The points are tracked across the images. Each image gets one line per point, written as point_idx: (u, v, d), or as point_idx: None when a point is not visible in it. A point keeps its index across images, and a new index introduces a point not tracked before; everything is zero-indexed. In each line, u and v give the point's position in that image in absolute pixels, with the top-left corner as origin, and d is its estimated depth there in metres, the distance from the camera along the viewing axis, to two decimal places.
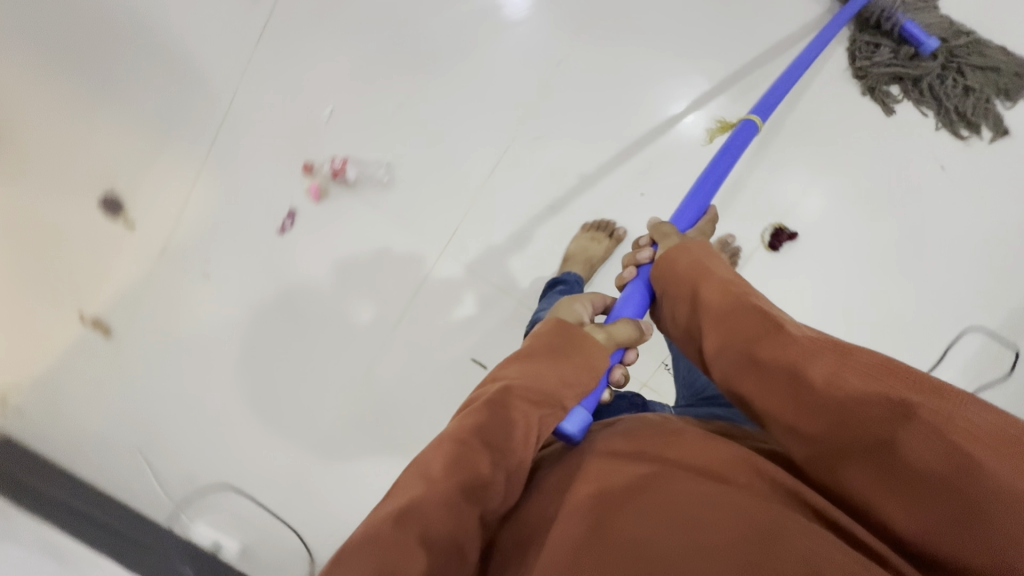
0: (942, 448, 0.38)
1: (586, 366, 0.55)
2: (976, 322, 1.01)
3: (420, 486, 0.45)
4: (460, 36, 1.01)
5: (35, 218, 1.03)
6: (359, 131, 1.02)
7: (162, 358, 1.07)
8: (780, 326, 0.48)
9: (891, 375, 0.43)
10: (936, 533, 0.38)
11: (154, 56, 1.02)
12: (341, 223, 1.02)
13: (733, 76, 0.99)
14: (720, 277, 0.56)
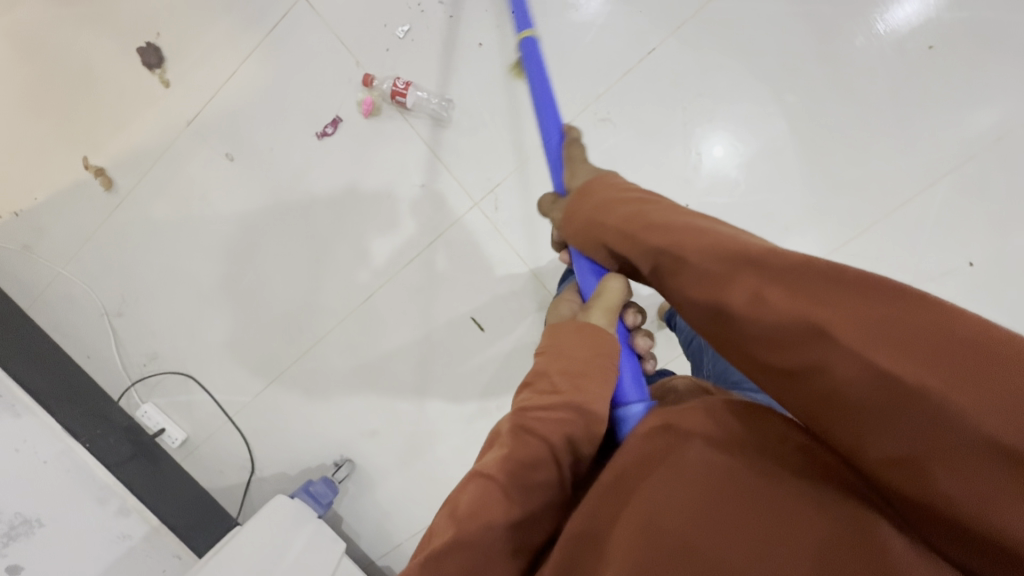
0: (868, 374, 0.31)
1: (599, 371, 0.54)
2: None
3: (449, 528, 0.45)
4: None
5: (69, 46, 0.96)
6: (426, 57, 0.95)
7: (157, 228, 1.01)
8: (672, 254, 0.44)
9: (816, 282, 0.34)
10: (913, 463, 0.30)
11: None
12: (384, 146, 0.96)
13: (816, 117, 0.93)
14: (618, 213, 0.53)
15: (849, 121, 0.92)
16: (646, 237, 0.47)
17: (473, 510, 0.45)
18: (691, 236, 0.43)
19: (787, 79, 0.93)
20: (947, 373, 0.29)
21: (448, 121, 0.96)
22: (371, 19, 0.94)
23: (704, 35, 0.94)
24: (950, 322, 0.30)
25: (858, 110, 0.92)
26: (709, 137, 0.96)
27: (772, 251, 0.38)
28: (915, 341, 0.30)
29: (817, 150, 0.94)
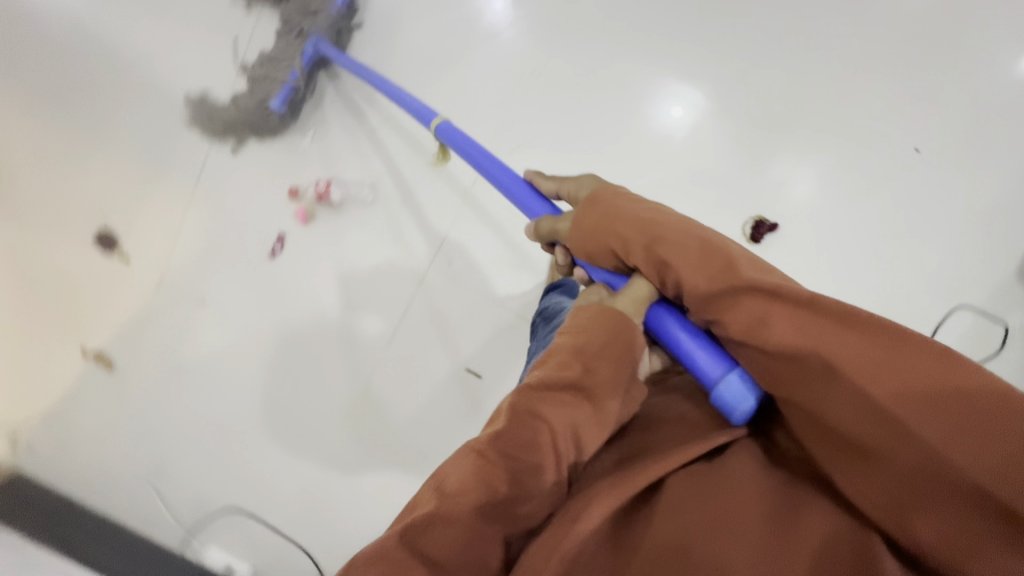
0: (868, 408, 0.41)
1: (613, 358, 0.53)
2: (962, 301, 0.95)
3: (433, 500, 0.47)
4: (438, 57, 1.06)
5: (31, 258, 1.03)
6: (341, 154, 1.05)
7: (166, 384, 1.07)
8: (684, 273, 0.53)
9: (835, 326, 0.44)
10: (881, 476, 0.40)
11: (137, 93, 1.04)
12: (333, 242, 1.03)
13: (699, 78, 1.00)
14: (630, 226, 0.58)
15: (719, 73, 1.00)
16: (659, 251, 0.55)
17: (459, 488, 0.47)
18: (697, 266, 0.53)
19: (663, 54, 1.01)
20: (919, 411, 0.39)
21: (373, 200, 1.04)
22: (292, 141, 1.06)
23: (572, 44, 1.03)
24: (936, 372, 0.39)
25: (722, 59, 1.00)
26: (608, 132, 1.03)
27: (786, 285, 0.47)
28: (898, 382, 0.40)
29: (705, 104, 1.01)
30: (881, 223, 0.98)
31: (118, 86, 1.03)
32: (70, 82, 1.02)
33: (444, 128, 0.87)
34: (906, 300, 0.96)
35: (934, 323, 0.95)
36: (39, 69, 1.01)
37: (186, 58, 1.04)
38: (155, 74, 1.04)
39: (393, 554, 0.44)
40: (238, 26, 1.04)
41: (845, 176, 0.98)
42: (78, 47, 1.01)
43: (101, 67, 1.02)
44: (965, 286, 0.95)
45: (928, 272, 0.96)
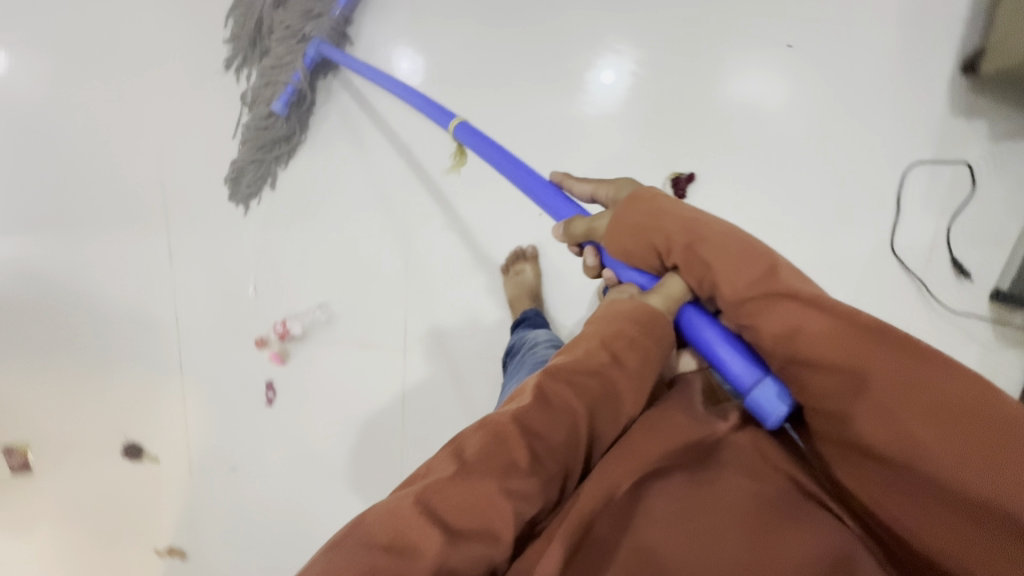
0: (894, 428, 0.41)
1: (642, 353, 0.53)
2: (912, 158, 0.90)
3: (452, 466, 0.45)
4: (305, 166, 1.00)
5: (85, 492, 1.13)
6: (279, 288, 1.02)
7: (235, 553, 1.10)
8: (723, 277, 0.51)
9: (875, 342, 0.42)
10: (897, 490, 0.43)
11: (97, 316, 1.10)
12: (316, 372, 1.03)
13: (561, 66, 0.96)
14: (670, 226, 0.56)
15: (587, 49, 0.95)
16: (700, 250, 0.53)
17: (482, 456, 0.45)
18: (739, 271, 0.51)
19: (519, 61, 0.97)
20: (939, 435, 0.40)
21: (331, 317, 1.01)
22: (232, 297, 1.04)
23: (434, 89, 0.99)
24: (961, 397, 0.40)
25: (582, 35, 0.95)
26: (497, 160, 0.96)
27: (830, 300, 0.46)
28: (921, 405, 0.40)
29: (584, 86, 0.96)
30: (805, 120, 0.92)
31: (82, 315, 1.10)
32: (49, 332, 1.12)
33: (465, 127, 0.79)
34: (862, 181, 0.92)
35: (894, 195, 0.91)
36: (25, 333, 1.12)
37: (115, 268, 1.07)
38: (100, 290, 1.08)
39: (407, 516, 0.41)
40: (143, 216, 1.05)
41: (752, 90, 0.92)
42: (40, 299, 1.10)
43: (63, 307, 1.10)
44: (906, 145, 0.90)
45: (868, 146, 0.91)
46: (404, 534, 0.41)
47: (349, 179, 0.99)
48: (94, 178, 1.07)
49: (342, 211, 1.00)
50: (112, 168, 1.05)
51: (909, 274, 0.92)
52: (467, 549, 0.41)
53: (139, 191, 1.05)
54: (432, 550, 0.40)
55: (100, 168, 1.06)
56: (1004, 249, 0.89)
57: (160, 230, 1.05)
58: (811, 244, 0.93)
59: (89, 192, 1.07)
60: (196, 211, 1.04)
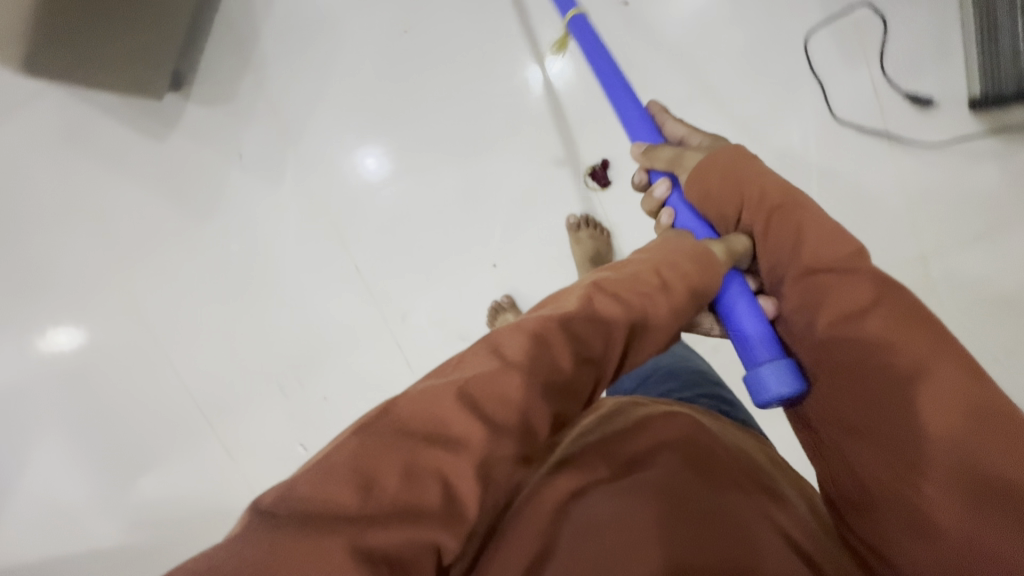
0: (940, 409, 0.44)
1: (681, 274, 0.49)
2: (806, 28, 0.86)
3: (492, 362, 0.39)
4: (281, 326, 1.05)
5: None
6: (318, 439, 1.07)
7: None
8: (805, 249, 0.54)
9: (933, 337, 0.46)
10: (932, 475, 0.43)
11: (172, 544, 1.12)
12: None
13: (446, 131, 1.00)
14: (759, 189, 0.59)
15: (462, 107, 1.00)
16: (785, 216, 0.56)
17: (528, 356, 0.39)
18: (830, 242, 0.53)
19: (407, 148, 1.01)
20: (976, 428, 0.42)
21: None
22: (285, 466, 1.10)
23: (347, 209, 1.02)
24: (991, 400, 0.44)
25: (454, 95, 1.00)
26: (432, 239, 1.01)
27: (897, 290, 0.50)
28: (963, 395, 0.44)
29: (476, 137, 1.00)
30: (684, 49, 0.89)
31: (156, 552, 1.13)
32: None
33: (581, 22, 0.75)
34: (770, 73, 0.87)
35: (810, 69, 0.86)
36: None
37: (174, 493, 1.13)
38: (174, 520, 1.12)
39: (447, 405, 0.36)
40: (175, 437, 1.12)
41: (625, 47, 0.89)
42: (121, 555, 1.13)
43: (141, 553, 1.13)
44: (792, 20, 0.86)
45: (760, 38, 0.87)
46: (440, 420, 0.36)
47: (322, 320, 1.04)
48: (113, 434, 1.13)
49: (333, 348, 1.04)
50: (125, 413, 1.12)
51: (870, 131, 0.85)
52: (506, 448, 0.36)
53: (172, 413, 1.11)
54: (477, 446, 0.35)
55: (130, 412, 1.12)
56: (946, 63, 0.83)
57: (194, 442, 1.11)
58: (761, 151, 0.87)
59: (130, 437, 1.13)
60: (213, 414, 1.10)
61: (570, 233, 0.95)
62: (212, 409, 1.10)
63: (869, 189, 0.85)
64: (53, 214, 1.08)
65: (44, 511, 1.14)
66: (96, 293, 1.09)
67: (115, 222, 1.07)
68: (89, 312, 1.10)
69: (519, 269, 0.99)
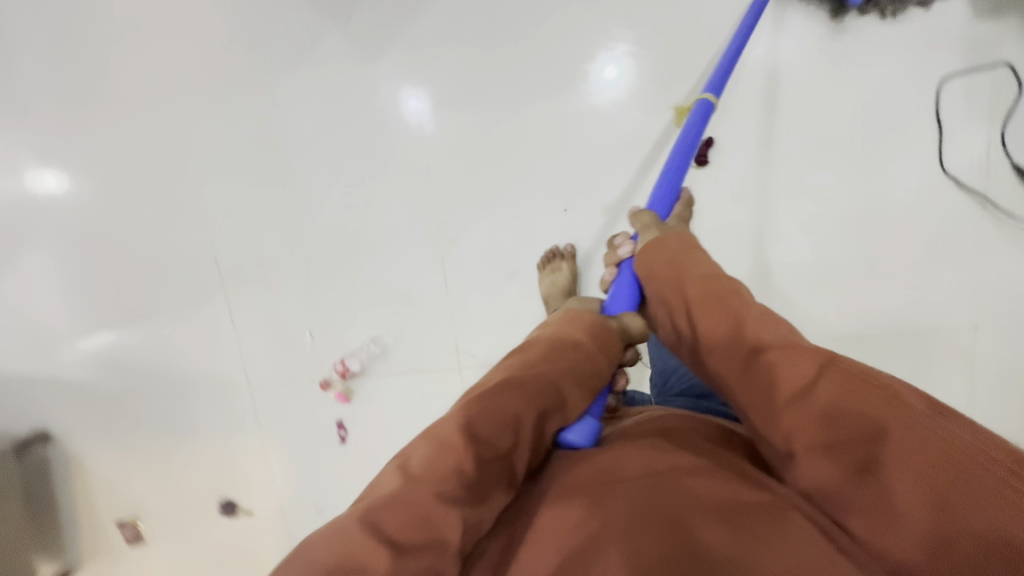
0: (921, 468, 0.40)
1: (580, 360, 0.57)
2: (943, 71, 0.86)
3: (398, 479, 0.46)
4: (332, 207, 1.03)
5: (196, 552, 1.19)
6: (333, 331, 1.05)
7: None
8: (744, 321, 0.54)
9: (876, 393, 0.45)
10: (963, 536, 0.38)
11: (166, 384, 1.14)
12: (379, 404, 1.06)
13: (555, 63, 0.95)
14: (704, 272, 0.62)
15: (580, 43, 0.94)
16: (728, 300, 0.57)
17: (428, 469, 0.45)
18: (766, 324, 0.53)
19: (509, 69, 0.96)
20: (966, 477, 0.39)
21: (385, 349, 1.04)
22: (286, 350, 1.07)
23: (433, 110, 0.99)
24: (972, 438, 0.41)
25: (577, 19, 0.93)
26: (508, 166, 0.98)
27: (836, 356, 0.49)
28: (940, 444, 0.41)
29: (586, 75, 0.95)
30: (819, 57, 0.88)
31: (148, 387, 1.15)
32: (125, 409, 1.16)
33: (704, 108, 0.80)
34: (892, 104, 0.87)
35: (932, 112, 0.87)
36: (104, 414, 1.17)
37: (172, 336, 1.12)
38: (179, 364, 1.12)
39: (352, 536, 0.41)
40: (187, 285, 1.09)
41: (768, 32, 0.87)
42: (125, 385, 1.15)
43: (134, 383, 1.15)
44: (935, 60, 0.86)
45: (898, 68, 0.87)
46: (352, 554, 0.40)
47: (376, 215, 1.02)
48: (128, 260, 1.11)
49: (377, 246, 1.02)
50: (144, 246, 1.10)
51: (968, 191, 0.87)
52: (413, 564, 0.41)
53: (198, 260, 1.08)
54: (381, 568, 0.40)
55: (151, 245, 1.09)
56: None
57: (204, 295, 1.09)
58: (856, 182, 0.89)
59: (152, 272, 1.10)
60: (232, 274, 1.07)
61: None
62: (234, 268, 1.07)
63: (941, 247, 0.89)
64: (133, 19, 1.02)
65: (60, 318, 1.14)
66: (156, 114, 1.05)
67: (190, 47, 1.02)
68: (141, 133, 1.06)
69: (586, 220, 0.98)
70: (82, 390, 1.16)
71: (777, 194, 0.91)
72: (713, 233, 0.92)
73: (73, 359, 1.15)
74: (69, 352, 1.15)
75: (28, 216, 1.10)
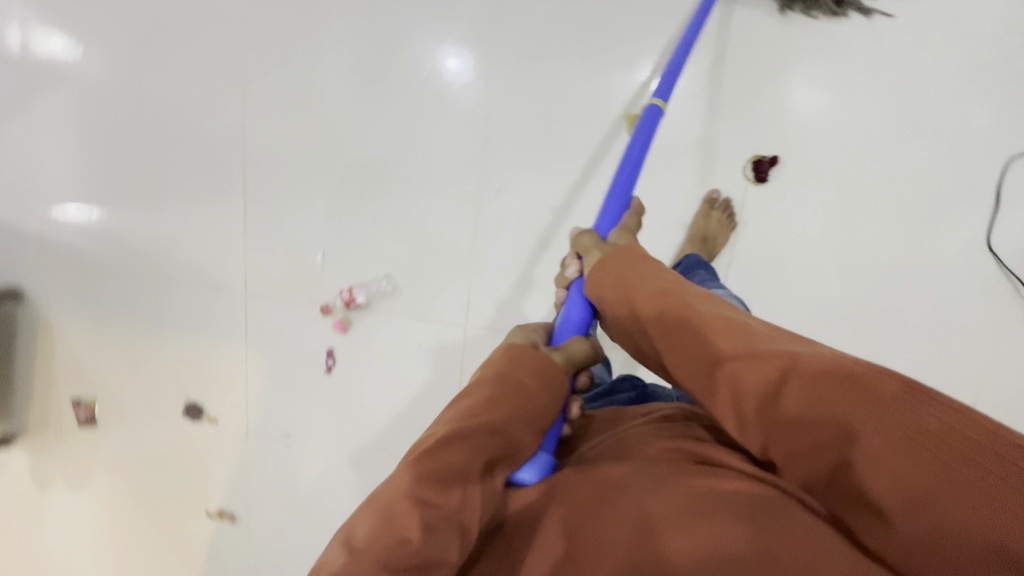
0: (897, 470, 0.35)
1: (529, 395, 0.51)
2: (1015, 149, 0.87)
3: (342, 554, 0.42)
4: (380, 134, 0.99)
5: (145, 450, 1.13)
6: (349, 258, 1.02)
7: (286, 517, 1.12)
8: (693, 325, 0.48)
9: (841, 388, 0.38)
10: (956, 535, 0.33)
11: (159, 270, 1.09)
12: (375, 344, 1.04)
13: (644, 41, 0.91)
14: (655, 280, 0.55)
15: (673, 28, 0.91)
16: (675, 307, 0.50)
17: (369, 542, 0.42)
18: (715, 327, 0.47)
19: (596, 38, 0.92)
20: (953, 479, 0.33)
21: (396, 288, 1.02)
22: (295, 266, 1.04)
23: (507, 59, 0.95)
24: (957, 420, 0.35)
25: (678, 5, 0.90)
26: (567, 136, 0.96)
27: (795, 350, 0.42)
28: (913, 437, 0.35)
29: (672, 62, 0.91)
30: (900, 106, 0.88)
31: (139, 269, 1.09)
32: (109, 285, 1.11)
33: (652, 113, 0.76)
34: (958, 169, 0.88)
35: (994, 186, 0.87)
36: (87, 285, 1.11)
37: (178, 223, 1.07)
38: (178, 254, 1.07)
39: None
40: (207, 176, 1.05)
41: (857, 71, 0.88)
42: (117, 260, 1.10)
43: (125, 261, 1.09)
44: (1010, 137, 0.86)
45: (974, 135, 0.87)
46: None
47: (422, 152, 0.99)
48: (153, 135, 1.05)
49: (416, 184, 1.00)
50: (174, 125, 1.04)
51: (1005, 273, 0.88)
52: None
53: (227, 150, 1.04)
54: None
55: (181, 125, 1.04)
56: None
57: (224, 190, 1.05)
58: (902, 236, 0.90)
59: (175, 153, 1.05)
60: (260, 175, 1.03)
61: (702, 208, 0.92)
62: (262, 171, 1.03)
63: (964, 321, 0.90)
64: None
65: (67, 172, 1.08)
66: None
67: None
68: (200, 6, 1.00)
69: None
70: (71, 255, 1.10)
71: (822, 228, 0.91)
72: (753, 255, 0.93)
73: (69, 221, 1.09)
74: (65, 211, 1.09)
75: (63, 60, 1.04)
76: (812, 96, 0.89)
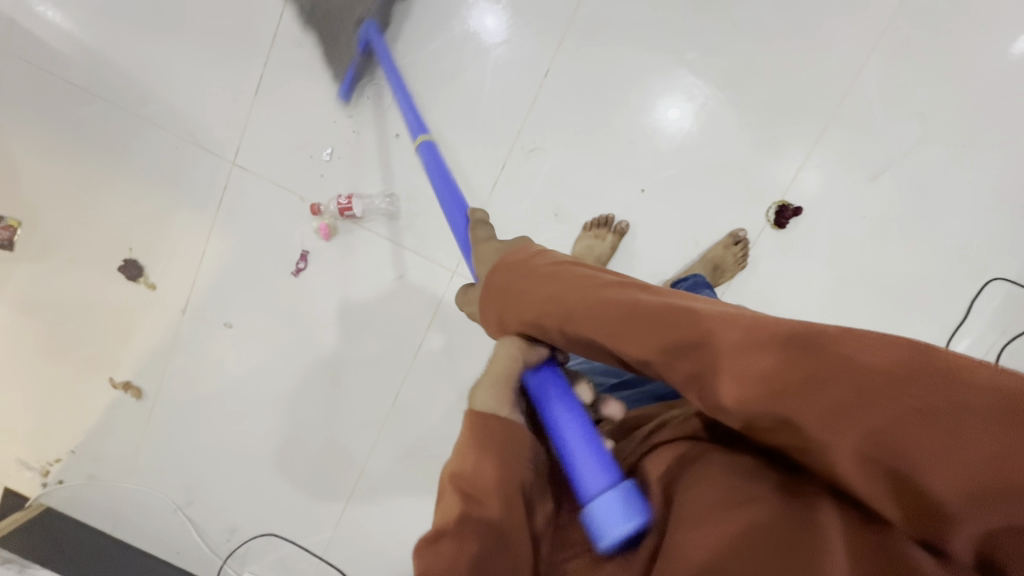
0: (855, 442, 0.31)
1: (481, 461, 0.42)
2: (996, 274, 0.95)
3: None
4: (433, 51, 0.94)
5: (61, 294, 1.02)
6: (356, 166, 0.96)
7: (194, 411, 1.04)
8: (605, 325, 0.43)
9: (767, 372, 0.35)
10: (941, 473, 0.29)
11: (138, 109, 0.97)
12: (355, 261, 0.99)
13: (718, 60, 0.92)
14: (543, 282, 0.49)
15: (750, 58, 0.92)
16: (581, 313, 0.45)
17: None
18: (629, 323, 0.42)
19: (676, 39, 0.92)
20: (907, 424, 0.30)
21: (397, 213, 0.97)
22: (297, 156, 0.97)
23: (585, 28, 0.92)
24: (884, 359, 0.32)
25: (762, 40, 0.91)
26: (615, 122, 0.94)
27: (711, 331, 0.38)
28: (856, 396, 0.32)
29: (738, 89, 0.93)
30: (917, 202, 0.93)
31: (115, 99, 0.97)
32: (71, 107, 0.97)
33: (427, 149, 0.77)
34: (945, 275, 0.95)
35: (968, 300, 0.95)
36: (45, 97, 0.97)
37: (178, 65, 0.96)
38: (171, 97, 0.97)
39: None
40: (231, 28, 0.95)
41: (893, 158, 0.93)
42: (94, 80, 0.97)
43: (101, 86, 0.97)
44: (996, 261, 0.94)
45: (969, 250, 0.94)
46: None
47: (471, 86, 0.94)
48: None
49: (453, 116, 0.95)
50: None
51: None
52: None
53: (263, 9, 0.94)
54: None
55: None
56: None
57: (244, 49, 0.95)
58: (877, 319, 0.96)
59: None
60: (291, 49, 0.95)
61: (723, 240, 0.94)
62: (296, 44, 0.95)
63: None
64: None
65: None
66: None
67: None
68: None
69: (653, 215, 0.96)
70: (39, 57, 0.96)
71: (813, 289, 0.96)
72: (745, 294, 0.97)
73: (50, 18, 0.95)
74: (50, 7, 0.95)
75: None
76: (849, 166, 0.93)
